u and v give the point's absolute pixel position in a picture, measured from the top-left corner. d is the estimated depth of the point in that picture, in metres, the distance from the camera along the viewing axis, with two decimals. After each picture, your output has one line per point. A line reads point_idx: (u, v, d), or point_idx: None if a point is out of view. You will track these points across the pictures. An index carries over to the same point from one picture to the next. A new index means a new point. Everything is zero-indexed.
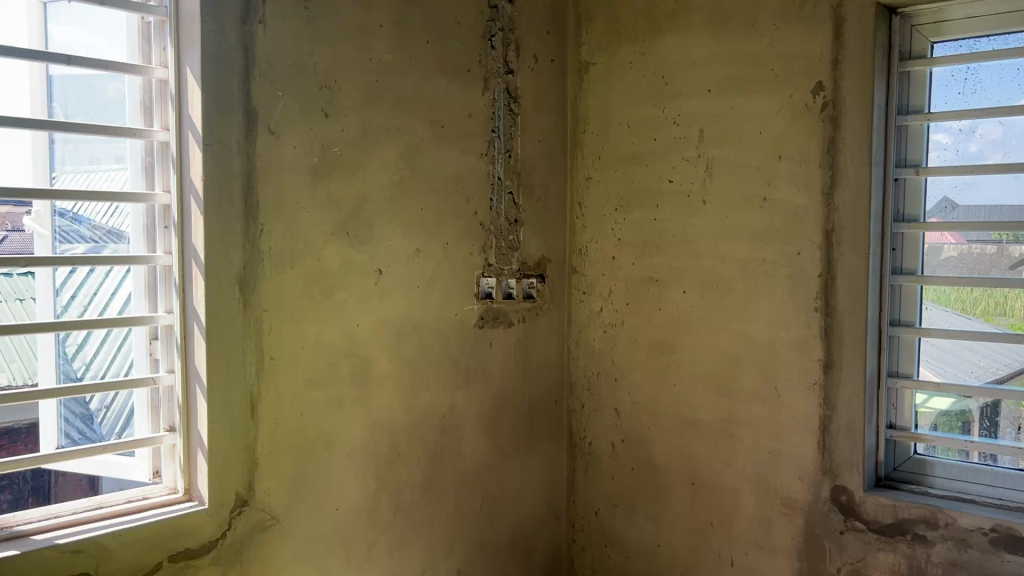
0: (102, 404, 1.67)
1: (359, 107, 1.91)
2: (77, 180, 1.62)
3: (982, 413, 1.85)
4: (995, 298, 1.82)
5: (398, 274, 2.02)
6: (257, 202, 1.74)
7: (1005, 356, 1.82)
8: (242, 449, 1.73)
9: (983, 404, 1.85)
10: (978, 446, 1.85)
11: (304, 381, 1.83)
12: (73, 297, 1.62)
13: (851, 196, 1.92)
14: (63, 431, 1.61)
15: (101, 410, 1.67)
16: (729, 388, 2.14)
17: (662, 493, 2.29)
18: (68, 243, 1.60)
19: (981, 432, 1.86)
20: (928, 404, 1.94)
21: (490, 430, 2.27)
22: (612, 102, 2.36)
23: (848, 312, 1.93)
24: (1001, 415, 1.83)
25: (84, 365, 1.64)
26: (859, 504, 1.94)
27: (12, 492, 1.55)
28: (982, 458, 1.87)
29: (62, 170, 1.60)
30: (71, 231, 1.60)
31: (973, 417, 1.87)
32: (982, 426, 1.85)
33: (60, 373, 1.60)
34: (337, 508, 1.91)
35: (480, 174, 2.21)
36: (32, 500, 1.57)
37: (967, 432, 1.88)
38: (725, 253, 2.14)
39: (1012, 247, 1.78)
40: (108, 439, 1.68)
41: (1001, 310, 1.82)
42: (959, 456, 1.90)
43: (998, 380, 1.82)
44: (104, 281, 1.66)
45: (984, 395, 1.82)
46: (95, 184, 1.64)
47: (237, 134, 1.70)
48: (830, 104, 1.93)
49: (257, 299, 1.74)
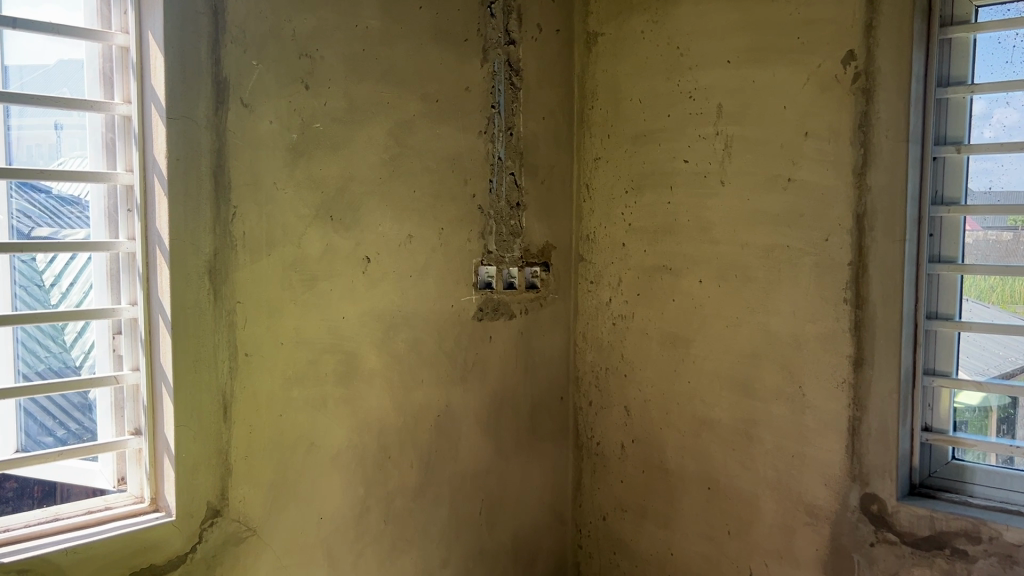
0: (102, 396, 1.55)
1: (344, 78, 1.74)
2: (42, 155, 1.46)
3: (997, 412, 1.72)
4: (1005, 283, 1.70)
5: (388, 262, 1.85)
6: (229, 183, 1.58)
7: (1014, 349, 1.69)
8: (213, 455, 1.58)
9: (998, 401, 1.72)
10: (994, 446, 1.71)
11: (283, 379, 1.67)
12: (45, 288, 1.47)
13: (885, 177, 1.74)
14: (58, 425, 1.49)
15: (103, 399, 1.55)
16: (748, 387, 1.97)
17: (675, 498, 2.13)
18: (34, 225, 1.45)
19: (996, 432, 1.73)
20: (959, 400, 1.77)
21: (489, 430, 2.11)
22: (622, 76, 2.19)
23: (880, 305, 1.76)
24: (1012, 414, 1.70)
25: (84, 354, 1.52)
26: (892, 514, 1.77)
27: (20, 480, 1.44)
28: (1002, 460, 1.74)
29: (70, 154, 1.49)
30: (33, 214, 1.45)
31: (987, 417, 1.74)
32: (999, 427, 1.72)
33: (41, 365, 1.47)
34: (320, 517, 1.75)
35: (478, 154, 2.04)
36: (38, 487, 1.47)
37: (983, 433, 1.75)
38: (744, 239, 1.96)
39: None
40: (107, 433, 1.55)
41: (1014, 298, 1.69)
42: (996, 460, 1.75)
43: (1006, 375, 1.70)
44: (73, 266, 1.50)
45: (996, 391, 1.69)
46: (62, 162, 1.48)
47: (206, 107, 1.53)
48: (863, 75, 1.75)
49: (230, 290, 1.58)
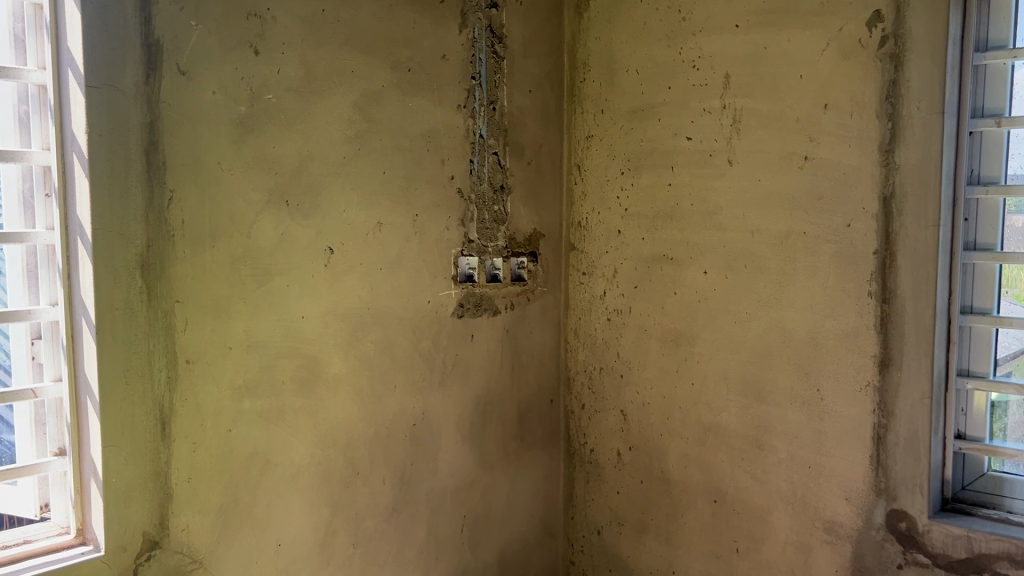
0: (22, 411, 1.32)
1: (300, 43, 1.51)
2: None
3: (992, 413, 1.54)
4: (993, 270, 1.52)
5: (354, 254, 1.63)
6: (164, 164, 1.35)
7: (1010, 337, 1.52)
8: (149, 478, 1.36)
9: (990, 400, 1.53)
10: (990, 449, 1.52)
11: (232, 390, 1.46)
12: None
13: (917, 154, 1.51)
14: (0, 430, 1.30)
15: (20, 417, 1.32)
16: (761, 391, 1.76)
17: (678, 512, 1.93)
18: None
19: (990, 433, 1.54)
20: (986, 403, 1.53)
21: (470, 438, 1.90)
22: (617, 44, 1.98)
23: (910, 298, 1.53)
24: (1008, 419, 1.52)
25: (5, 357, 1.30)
26: (922, 534, 1.55)
27: None
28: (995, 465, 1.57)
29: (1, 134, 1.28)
30: None
31: (987, 418, 1.54)
32: (995, 428, 1.54)
33: None
34: (278, 544, 1.54)
35: (456, 132, 1.82)
36: None
37: (979, 436, 1.55)
38: (755, 225, 1.75)
39: (1016, 217, 1.49)
40: (28, 454, 1.33)
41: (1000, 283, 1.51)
42: (999, 467, 1.56)
43: (1001, 370, 1.52)
44: None
45: None
46: None
47: (135, 75, 1.30)
48: (891, 39, 1.52)
49: (166, 288, 1.36)
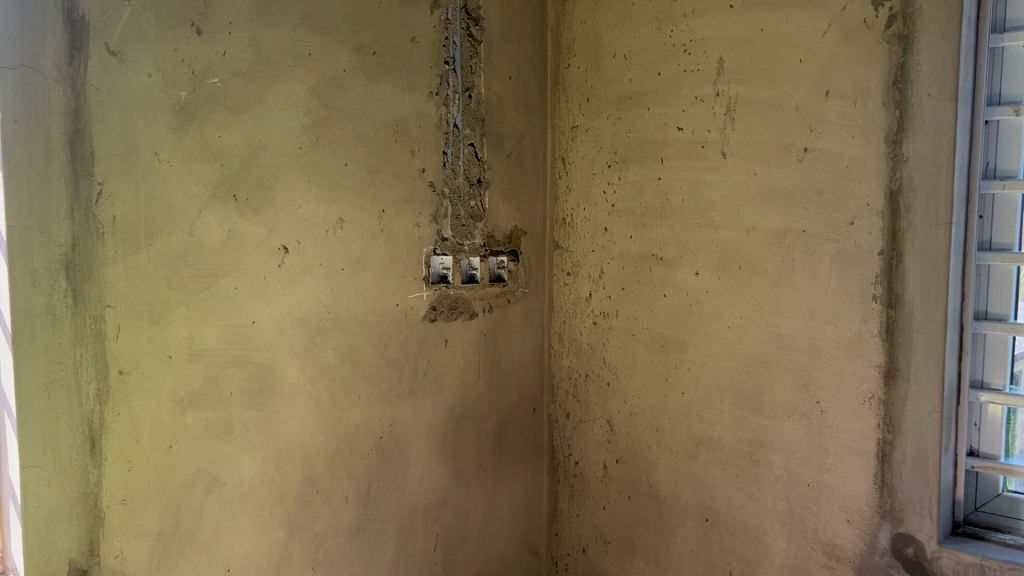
0: None
1: (249, 23, 1.38)
2: None
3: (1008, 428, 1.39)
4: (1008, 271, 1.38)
5: (313, 253, 1.50)
6: (92, 153, 1.22)
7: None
8: (76, 501, 1.23)
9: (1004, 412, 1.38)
10: (1005, 468, 1.36)
11: (173, 402, 1.33)
12: None
13: (927, 145, 1.36)
14: None
15: None
16: (756, 402, 1.62)
17: (667, 530, 1.80)
18: None
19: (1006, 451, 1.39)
20: (1001, 417, 1.38)
21: (444, 450, 1.78)
22: (604, 28, 1.85)
23: (918, 302, 1.39)
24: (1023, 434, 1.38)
25: None
26: (931, 561, 1.40)
27: None
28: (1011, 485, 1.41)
29: None
30: None
31: (1002, 433, 1.39)
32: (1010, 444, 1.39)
33: None
34: (227, 569, 1.42)
35: (427, 121, 1.69)
36: None
37: (993, 454, 1.39)
38: (750, 222, 1.61)
39: None
40: None
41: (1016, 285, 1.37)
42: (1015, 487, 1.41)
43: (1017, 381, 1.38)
44: None
45: None
46: None
47: (56, 54, 1.17)
48: (899, 19, 1.38)
49: (95, 291, 1.23)
